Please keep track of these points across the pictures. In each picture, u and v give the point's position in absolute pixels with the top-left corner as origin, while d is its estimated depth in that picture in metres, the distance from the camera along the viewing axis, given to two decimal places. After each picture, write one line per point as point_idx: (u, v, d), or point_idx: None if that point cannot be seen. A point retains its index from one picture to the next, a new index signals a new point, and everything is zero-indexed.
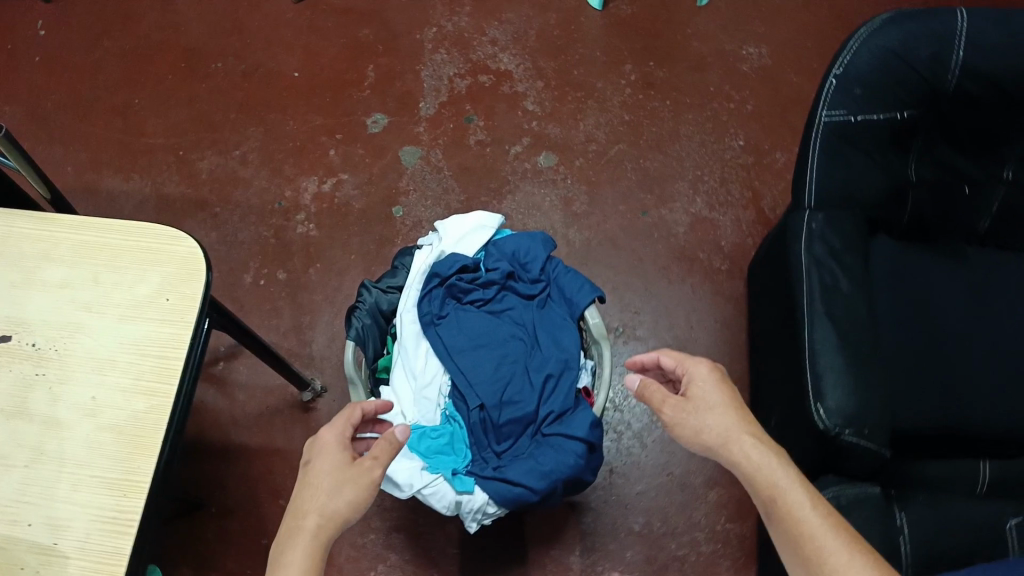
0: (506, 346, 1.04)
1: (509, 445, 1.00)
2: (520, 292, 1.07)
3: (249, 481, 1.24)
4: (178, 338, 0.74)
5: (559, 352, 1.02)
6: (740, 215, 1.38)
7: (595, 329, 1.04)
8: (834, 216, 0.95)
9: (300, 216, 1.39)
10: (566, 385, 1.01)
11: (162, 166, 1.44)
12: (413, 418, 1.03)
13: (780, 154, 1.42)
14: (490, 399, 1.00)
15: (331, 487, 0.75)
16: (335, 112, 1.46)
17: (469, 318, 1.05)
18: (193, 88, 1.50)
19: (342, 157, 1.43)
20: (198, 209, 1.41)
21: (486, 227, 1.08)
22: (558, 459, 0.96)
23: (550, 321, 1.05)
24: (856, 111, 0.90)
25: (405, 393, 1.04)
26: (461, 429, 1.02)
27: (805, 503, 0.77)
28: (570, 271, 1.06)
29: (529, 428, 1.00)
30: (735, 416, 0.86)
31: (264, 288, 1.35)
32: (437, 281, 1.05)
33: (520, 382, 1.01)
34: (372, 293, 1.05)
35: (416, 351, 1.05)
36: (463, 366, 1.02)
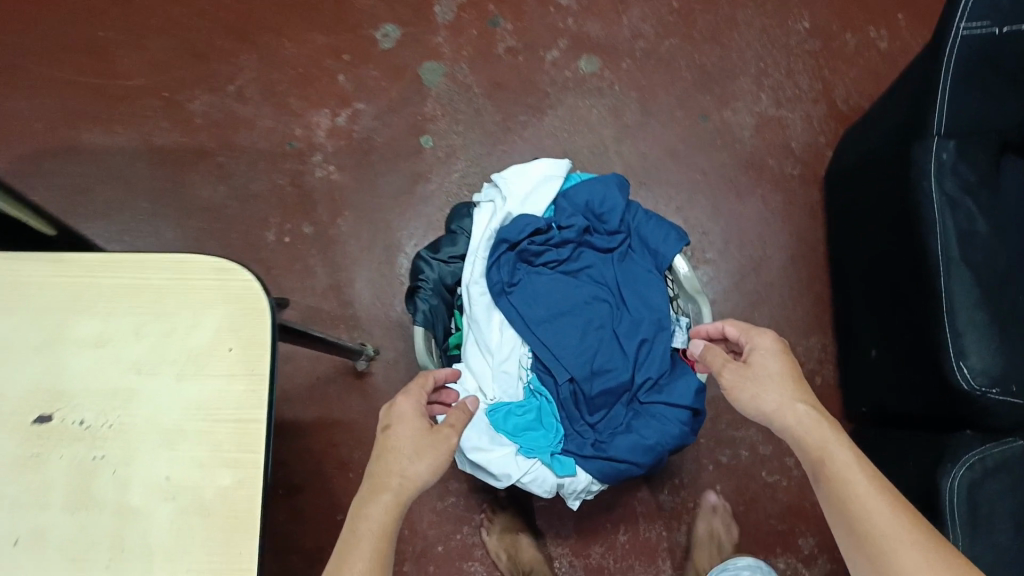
0: (589, 310, 0.92)
1: (603, 417, 0.90)
2: (598, 246, 0.95)
3: (311, 456, 1.15)
4: (255, 394, 0.63)
5: (650, 312, 0.92)
6: (809, 111, 1.22)
7: (685, 284, 0.93)
8: (967, 147, 0.82)
9: (317, 157, 1.23)
10: (662, 346, 0.90)
11: (148, 112, 1.26)
12: (494, 396, 0.91)
13: (849, 36, 1.25)
14: (580, 371, 0.89)
15: (411, 453, 0.69)
16: (339, 29, 1.27)
17: (545, 283, 0.93)
18: (168, 13, 1.30)
19: (355, 82, 1.25)
20: (199, 159, 1.24)
21: (556, 177, 0.96)
22: (663, 430, 0.86)
23: (634, 278, 0.94)
24: (1001, 22, 0.76)
25: (483, 368, 0.92)
26: (549, 403, 0.91)
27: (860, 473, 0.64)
28: (652, 218, 0.95)
29: (624, 396, 0.90)
30: (789, 386, 0.72)
31: (290, 246, 1.20)
32: (507, 246, 0.92)
33: (610, 348, 0.90)
34: (433, 267, 0.94)
35: (488, 323, 0.92)
36: (545, 338, 0.90)
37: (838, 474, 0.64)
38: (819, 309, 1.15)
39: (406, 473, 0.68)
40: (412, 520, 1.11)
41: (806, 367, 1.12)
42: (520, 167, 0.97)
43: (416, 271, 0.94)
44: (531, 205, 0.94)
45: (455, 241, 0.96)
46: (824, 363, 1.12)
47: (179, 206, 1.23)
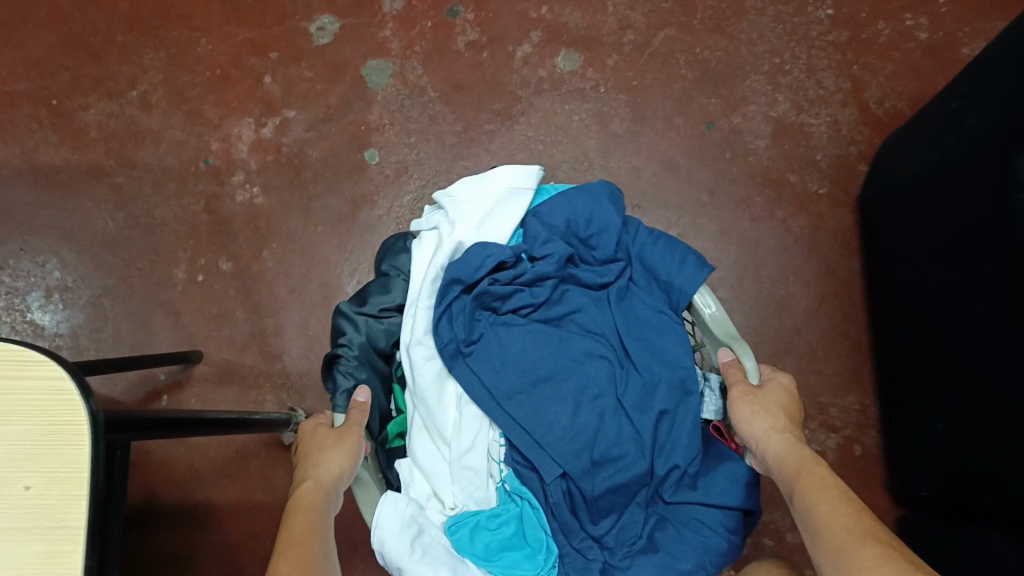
0: (579, 373, 0.70)
1: (615, 524, 0.68)
2: (585, 281, 0.74)
3: (228, 554, 0.91)
4: (64, 552, 0.43)
5: (661, 369, 0.70)
6: (837, 115, 1.01)
7: (715, 331, 0.70)
8: None
9: (238, 177, 1.01)
10: (688, 418, 0.69)
11: (31, 123, 1.03)
12: (457, 503, 0.70)
13: (883, 25, 1.04)
14: (574, 464, 0.68)
15: (321, 449, 0.63)
16: (263, 20, 1.05)
17: (515, 338, 0.71)
18: (56, 3, 1.07)
19: (283, 85, 1.03)
20: (93, 180, 1.02)
21: (525, 191, 0.74)
22: (700, 543, 0.65)
23: (642, 323, 0.72)
24: None
25: (438, 464, 0.70)
26: (533, 508, 0.69)
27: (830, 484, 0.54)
28: (659, 239, 0.73)
29: (641, 494, 0.68)
30: (780, 416, 0.63)
31: (204, 286, 0.98)
32: (459, 288, 0.70)
33: (611, 426, 0.69)
34: (359, 326, 0.71)
35: (440, 399, 0.70)
36: (521, 417, 0.69)
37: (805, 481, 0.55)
38: (854, 361, 0.95)
39: (318, 463, 0.61)
40: None
41: (843, 435, 0.93)
42: (480, 179, 0.75)
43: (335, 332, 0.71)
44: (491, 230, 0.73)
45: (388, 288, 0.74)
46: (864, 429, 0.93)
47: (68, 239, 1.00)
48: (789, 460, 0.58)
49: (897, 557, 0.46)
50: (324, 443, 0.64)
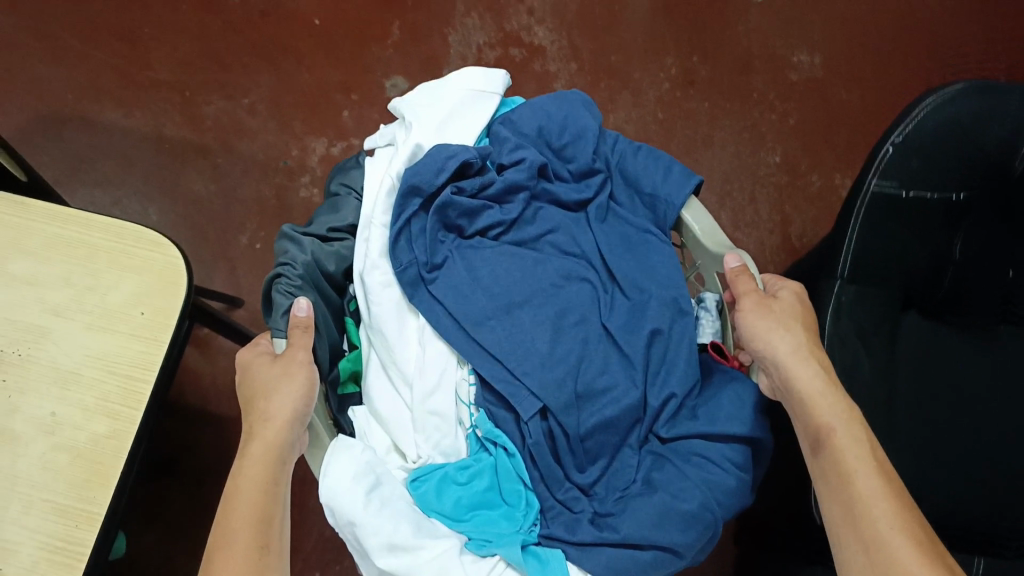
0: (550, 296, 0.83)
1: (606, 466, 0.79)
2: (564, 198, 0.89)
3: (224, 451, 1.19)
4: (151, 358, 0.70)
5: (644, 287, 0.84)
6: (763, 239, 1.27)
7: (706, 242, 0.83)
8: (865, 291, 0.89)
9: (305, 179, 1.33)
10: (681, 338, 0.82)
11: (165, 105, 1.37)
12: (421, 455, 0.79)
13: (816, 178, 1.30)
14: (554, 400, 0.77)
15: (269, 390, 0.69)
16: (353, 69, 1.38)
17: (481, 258, 0.85)
18: (205, 21, 1.42)
19: (356, 120, 1.36)
20: (199, 156, 1.35)
21: (490, 96, 0.91)
22: (701, 476, 0.74)
23: (631, 245, 0.87)
24: (909, 185, 0.84)
25: (403, 406, 0.80)
26: (507, 455, 0.78)
27: (860, 447, 0.67)
28: (640, 151, 0.90)
29: (633, 436, 0.79)
30: (797, 327, 0.74)
31: (259, 251, 1.29)
32: (417, 199, 0.83)
33: (593, 351, 0.81)
34: (304, 246, 0.83)
35: (399, 326, 0.82)
36: (485, 341, 0.79)
37: (838, 449, 0.67)
38: None
39: (267, 412, 0.68)
40: (299, 537, 1.14)
41: None
42: (442, 84, 0.91)
43: (281, 254, 0.82)
44: (452, 131, 0.87)
45: (335, 210, 0.89)
46: None
47: (170, 196, 1.32)
48: (829, 411, 0.70)
49: (929, 551, 0.60)
50: (268, 382, 0.70)
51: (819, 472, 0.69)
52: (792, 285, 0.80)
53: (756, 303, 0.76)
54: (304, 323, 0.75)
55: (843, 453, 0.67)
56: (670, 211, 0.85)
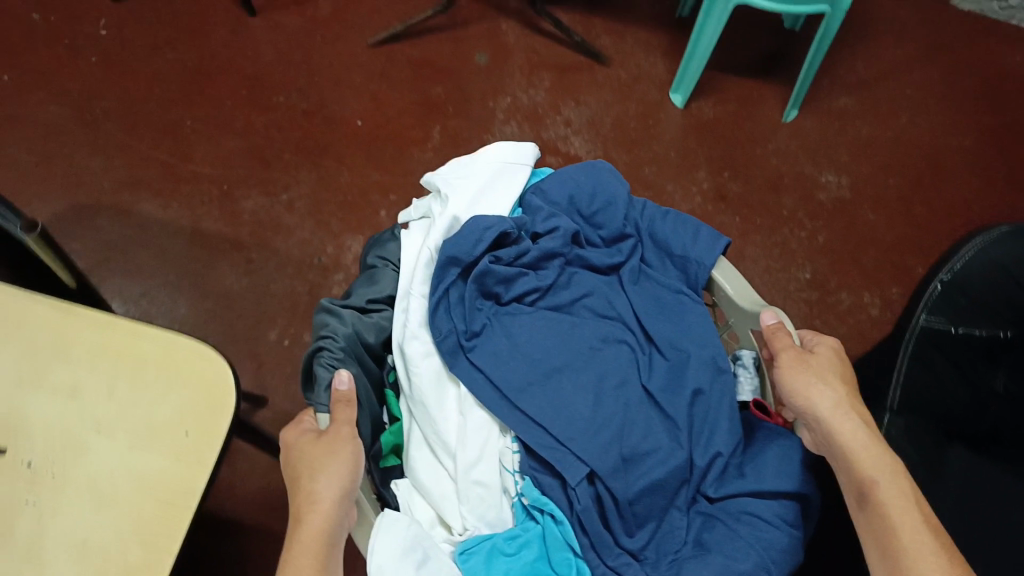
0: (590, 362, 0.80)
1: (655, 531, 0.73)
2: (597, 262, 0.87)
3: None
4: (193, 480, 0.66)
5: (683, 348, 0.82)
6: None
7: (738, 296, 0.82)
8: (913, 429, 0.82)
9: (339, 277, 1.33)
10: (720, 398, 0.79)
11: (204, 198, 1.38)
12: (468, 528, 0.73)
13: (846, 295, 1.23)
14: (602, 463, 0.72)
15: (315, 469, 0.65)
16: (393, 170, 1.40)
17: (522, 325, 0.81)
18: (249, 118, 1.44)
19: (392, 220, 1.36)
20: (233, 250, 1.34)
21: (521, 168, 0.91)
22: (754, 535, 0.69)
23: (666, 306, 0.84)
24: (957, 321, 0.83)
25: (445, 476, 0.76)
26: (555, 523, 0.72)
27: (914, 517, 0.60)
28: (667, 216, 0.88)
29: (682, 496, 0.74)
30: (835, 382, 0.69)
31: (288, 349, 1.27)
32: (456, 269, 0.80)
33: (635, 413, 0.77)
34: (345, 320, 0.78)
35: (437, 396, 0.78)
36: (532, 412, 0.75)
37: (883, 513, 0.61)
38: None
39: (312, 494, 0.63)
40: None
41: None
42: (473, 158, 0.91)
43: (320, 328, 0.78)
44: (487, 205, 0.86)
45: (372, 280, 0.86)
46: None
47: (201, 288, 1.31)
48: (867, 463, 0.65)
49: None
50: (311, 462, 0.66)
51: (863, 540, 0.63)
52: (828, 340, 0.75)
53: (794, 357, 0.71)
54: (346, 397, 0.70)
55: (887, 507, 0.61)
56: (702, 271, 0.84)
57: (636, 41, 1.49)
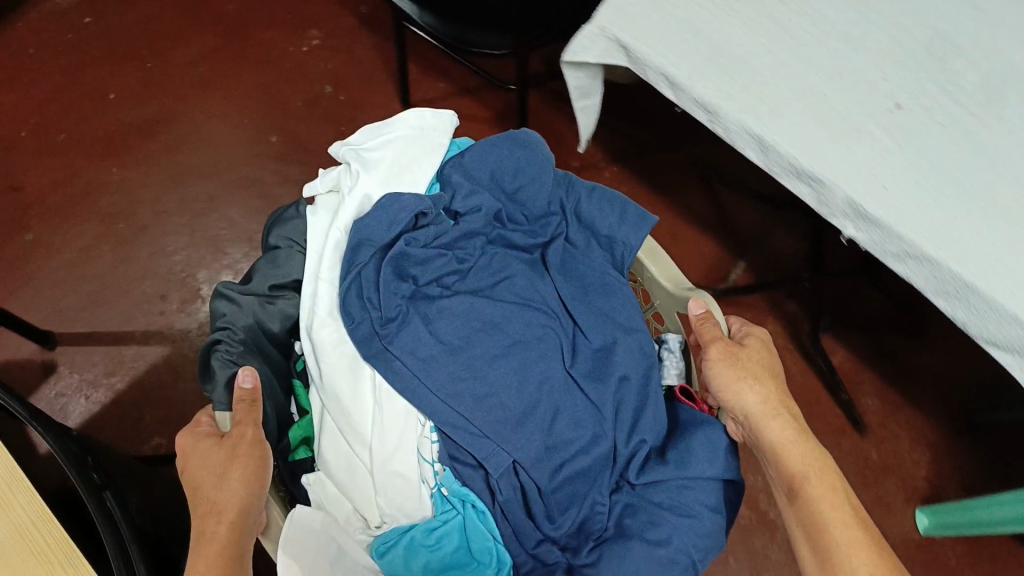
0: (514, 348, 0.90)
1: (581, 516, 0.84)
2: (518, 244, 0.97)
3: None
4: None
5: (607, 332, 0.93)
6: None
7: (673, 290, 0.93)
8: None
9: None
10: (632, 393, 0.90)
11: None
12: (384, 521, 0.86)
13: None
14: (524, 454, 0.84)
15: (216, 473, 0.71)
16: None
17: (451, 305, 0.91)
18: None
19: None
20: None
21: (440, 143, 0.98)
22: (681, 526, 0.81)
23: (588, 289, 0.95)
24: None
25: (360, 466, 0.86)
26: (476, 511, 0.85)
27: (828, 500, 0.77)
28: (592, 194, 0.97)
29: (605, 481, 0.86)
30: (762, 382, 0.83)
31: None
32: (371, 249, 0.89)
33: (558, 397, 0.89)
34: (238, 304, 0.89)
35: (352, 381, 0.87)
36: (418, 372, 0.86)
37: (806, 495, 0.78)
38: None
39: (216, 496, 0.70)
40: None
41: None
42: (385, 129, 0.99)
43: (219, 322, 0.88)
44: (401, 180, 0.94)
45: (276, 262, 0.94)
46: None
47: None
48: (800, 462, 0.80)
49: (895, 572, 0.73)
50: (215, 468, 0.72)
51: (790, 520, 0.80)
52: (757, 332, 0.89)
53: (723, 351, 0.85)
54: (247, 396, 0.78)
55: (813, 501, 0.78)
56: (627, 254, 0.95)
57: (906, 425, 1.25)
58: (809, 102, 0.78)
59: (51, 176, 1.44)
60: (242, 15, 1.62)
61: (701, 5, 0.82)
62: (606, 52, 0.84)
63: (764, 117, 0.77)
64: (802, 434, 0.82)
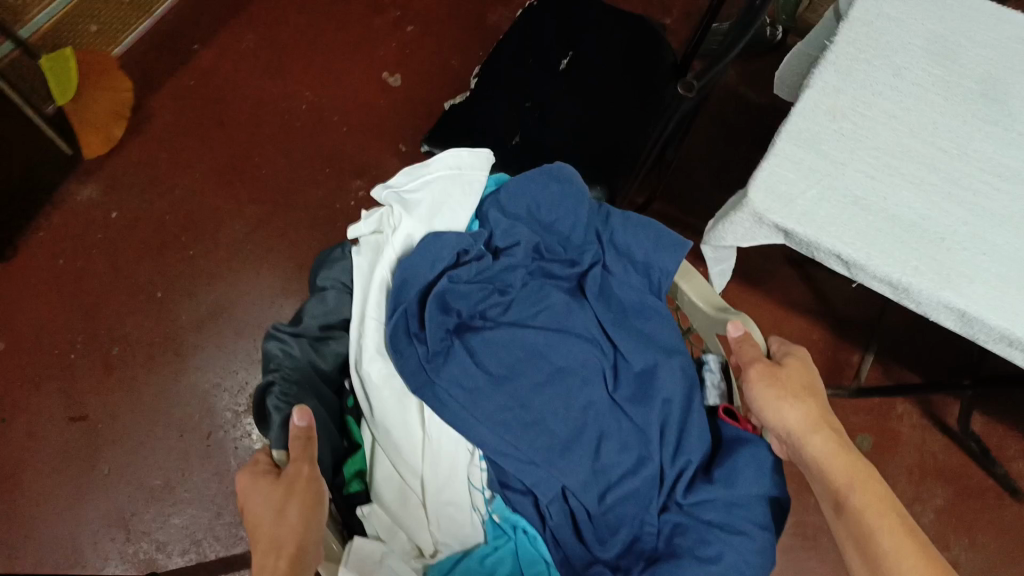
0: (559, 369, 0.93)
1: (628, 536, 0.87)
2: (554, 271, 0.98)
3: None
4: None
5: (649, 355, 0.93)
6: None
7: (707, 309, 0.91)
8: None
9: None
10: (678, 407, 0.90)
11: None
12: (439, 549, 0.90)
13: None
14: (573, 479, 0.88)
15: (276, 512, 0.69)
16: None
17: (500, 337, 0.93)
18: None
19: None
20: None
21: (477, 182, 0.99)
22: (733, 548, 0.81)
23: (628, 312, 0.95)
24: None
25: (414, 498, 0.89)
26: (527, 536, 0.90)
27: (875, 513, 0.73)
28: (627, 223, 0.95)
29: (655, 503, 0.88)
30: (801, 399, 0.80)
31: None
32: (417, 288, 0.92)
33: (605, 420, 0.92)
34: (290, 344, 0.88)
35: (399, 413, 0.89)
36: (468, 407, 0.88)
37: (852, 511, 0.74)
38: None
39: (274, 525, 0.68)
40: None
41: None
42: (424, 169, 0.99)
43: (272, 361, 0.86)
44: (444, 223, 0.97)
45: (326, 302, 0.95)
46: None
47: None
48: (844, 476, 0.76)
49: None
50: (272, 501, 0.70)
51: (839, 537, 0.75)
52: (797, 349, 0.86)
53: (764, 370, 0.82)
54: (303, 433, 0.75)
55: (861, 514, 0.73)
56: (664, 279, 0.93)
57: None
58: (999, 265, 0.72)
59: (128, 405, 1.38)
60: (277, 182, 1.56)
61: (863, 169, 0.76)
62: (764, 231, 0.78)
63: (963, 289, 0.71)
64: (845, 446, 0.79)
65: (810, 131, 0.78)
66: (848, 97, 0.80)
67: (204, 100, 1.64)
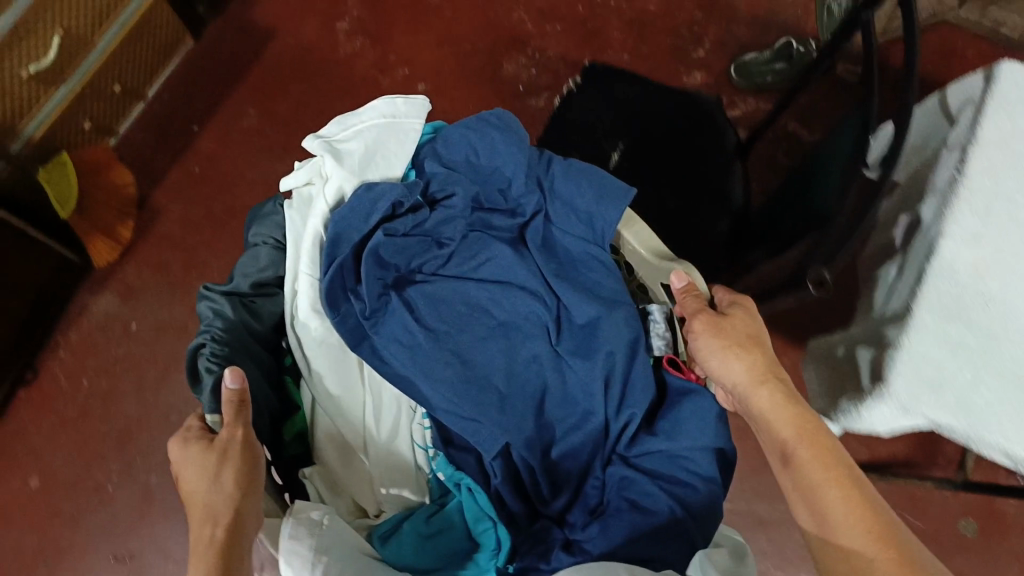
0: (503, 323, 1.02)
1: (579, 477, 0.99)
2: (503, 227, 1.06)
3: None
4: None
5: (590, 309, 1.00)
6: None
7: (650, 256, 1.04)
8: None
9: None
10: (621, 364, 0.98)
11: None
12: (383, 509, 0.96)
13: None
14: (513, 436, 0.95)
15: (211, 476, 0.70)
16: None
17: (444, 291, 1.02)
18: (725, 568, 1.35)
19: None
20: None
21: (413, 130, 1.03)
22: (670, 488, 0.93)
23: (573, 263, 1.05)
24: None
25: (357, 457, 0.96)
26: (471, 495, 0.96)
27: (809, 456, 0.80)
28: (569, 173, 1.03)
29: (601, 456, 0.99)
30: (739, 347, 0.89)
31: None
32: (345, 247, 0.95)
33: (545, 368, 1.01)
34: (223, 300, 0.91)
35: (342, 368, 0.97)
36: (413, 370, 0.96)
37: (794, 459, 0.81)
38: None
39: (211, 493, 0.69)
40: None
41: None
42: (355, 119, 1.02)
43: (206, 322, 0.89)
44: (377, 168, 1.00)
45: (258, 258, 0.99)
46: None
47: None
48: (789, 427, 0.83)
49: (877, 524, 0.74)
50: (205, 469, 0.71)
51: (783, 483, 0.83)
52: (742, 302, 0.94)
53: (705, 321, 0.92)
54: (236, 396, 0.75)
55: (805, 468, 0.80)
56: (606, 228, 1.02)
57: None
58: None
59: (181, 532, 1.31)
60: None
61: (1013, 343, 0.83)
62: (905, 417, 0.86)
63: None
64: (792, 400, 0.86)
65: (952, 295, 0.84)
66: (979, 263, 0.84)
67: (224, 183, 1.59)
